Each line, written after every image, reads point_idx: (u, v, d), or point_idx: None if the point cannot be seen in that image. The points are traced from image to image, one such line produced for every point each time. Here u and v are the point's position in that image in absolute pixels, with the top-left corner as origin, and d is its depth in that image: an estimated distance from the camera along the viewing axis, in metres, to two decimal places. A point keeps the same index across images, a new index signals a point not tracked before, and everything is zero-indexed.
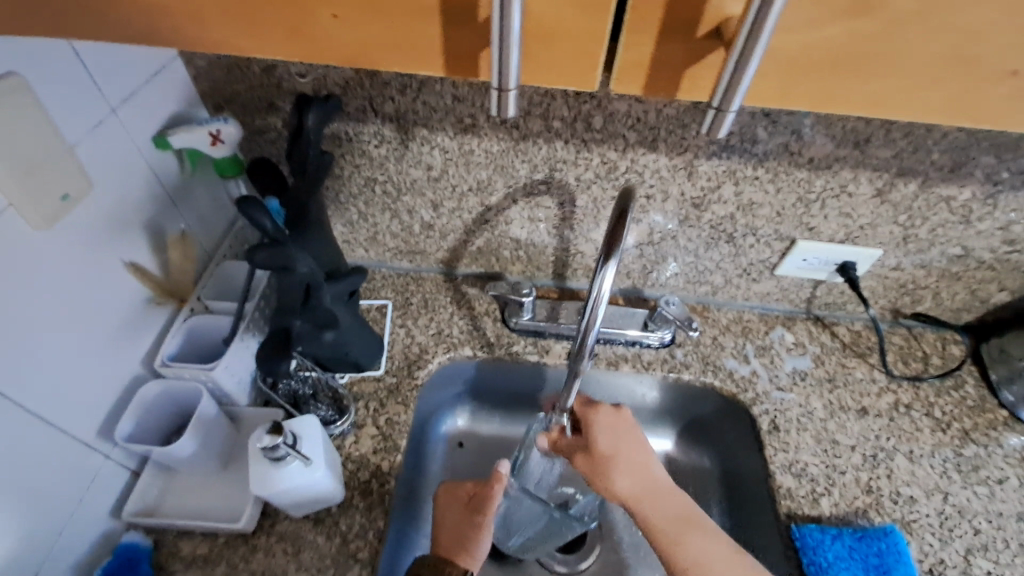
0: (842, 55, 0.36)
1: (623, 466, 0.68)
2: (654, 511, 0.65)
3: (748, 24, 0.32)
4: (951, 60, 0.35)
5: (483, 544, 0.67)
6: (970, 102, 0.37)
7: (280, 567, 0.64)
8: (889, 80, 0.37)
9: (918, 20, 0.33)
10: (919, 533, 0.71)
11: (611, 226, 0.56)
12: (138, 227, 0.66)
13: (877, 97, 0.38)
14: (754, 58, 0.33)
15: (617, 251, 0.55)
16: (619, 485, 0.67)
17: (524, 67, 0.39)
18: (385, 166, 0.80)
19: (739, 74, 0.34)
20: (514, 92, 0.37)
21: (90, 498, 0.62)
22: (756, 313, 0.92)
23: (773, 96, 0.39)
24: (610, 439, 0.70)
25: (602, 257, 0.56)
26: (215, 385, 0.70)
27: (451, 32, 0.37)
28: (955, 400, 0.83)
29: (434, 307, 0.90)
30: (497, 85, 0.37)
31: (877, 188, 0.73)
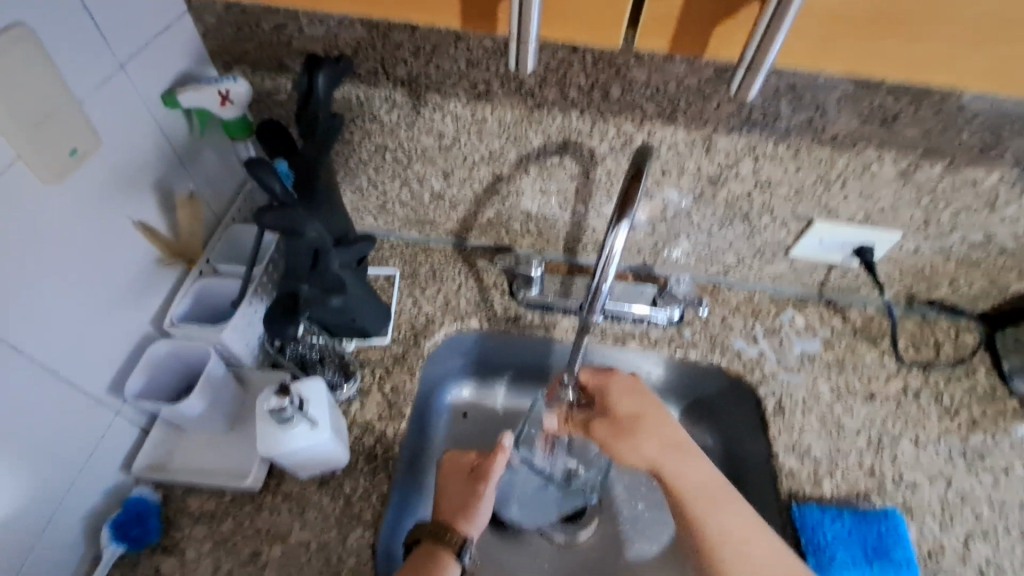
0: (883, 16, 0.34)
1: (642, 427, 0.70)
2: (680, 476, 0.66)
3: None
4: (1000, 20, 0.34)
5: (483, 513, 0.68)
6: (1010, 70, 0.36)
7: (285, 525, 0.66)
8: (930, 41, 0.36)
9: None
10: (920, 517, 0.71)
11: (627, 184, 0.56)
12: (147, 186, 0.65)
13: (916, 59, 0.37)
14: (788, 16, 0.32)
15: (631, 210, 0.55)
16: (640, 447, 0.69)
17: (547, 19, 0.38)
18: (395, 132, 0.78)
19: (774, 30, 0.33)
20: (535, 44, 0.36)
21: (100, 453, 0.63)
22: (767, 295, 0.91)
23: (808, 56, 0.38)
24: (629, 402, 0.72)
25: (615, 217, 0.55)
26: (223, 347, 0.70)
27: None
28: (965, 388, 0.82)
29: (442, 278, 0.90)
30: (517, 37, 0.36)
31: (901, 169, 0.71)
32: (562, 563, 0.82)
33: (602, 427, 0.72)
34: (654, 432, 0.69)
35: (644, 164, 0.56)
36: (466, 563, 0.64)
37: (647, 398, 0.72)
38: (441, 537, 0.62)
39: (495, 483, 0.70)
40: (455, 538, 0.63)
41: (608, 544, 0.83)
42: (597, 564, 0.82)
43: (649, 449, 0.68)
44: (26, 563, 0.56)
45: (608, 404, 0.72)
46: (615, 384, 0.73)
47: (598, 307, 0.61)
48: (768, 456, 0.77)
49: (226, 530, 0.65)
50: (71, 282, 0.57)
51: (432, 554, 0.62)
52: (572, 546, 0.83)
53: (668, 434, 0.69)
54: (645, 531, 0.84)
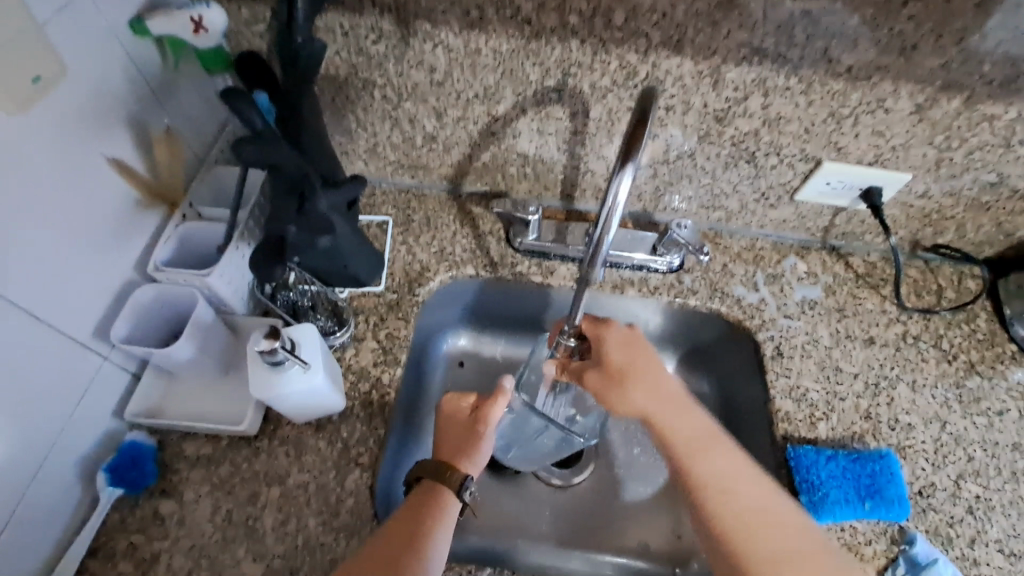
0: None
1: (637, 380, 0.68)
2: (668, 430, 0.64)
3: None
4: None
5: (482, 454, 0.68)
6: None
7: (283, 468, 0.66)
8: None
9: None
10: (913, 457, 0.71)
11: (631, 130, 0.52)
12: (121, 121, 0.61)
13: None
14: None
15: (636, 158, 0.51)
16: (634, 399, 0.67)
17: None
18: (384, 66, 0.73)
19: None
20: None
21: (90, 398, 0.62)
22: (769, 242, 0.89)
23: None
24: (625, 355, 0.69)
25: (620, 162, 0.52)
26: (211, 293, 0.67)
27: None
28: (965, 333, 0.82)
29: (437, 225, 0.88)
30: None
31: (917, 104, 0.67)
32: (558, 505, 0.83)
33: (593, 376, 0.69)
34: (645, 386, 0.67)
35: (648, 109, 0.51)
36: (468, 501, 0.64)
37: (643, 351, 0.70)
38: (442, 476, 0.63)
39: (494, 427, 0.70)
40: (455, 477, 0.63)
41: (604, 487, 0.85)
42: (593, 505, 0.83)
43: (637, 402, 0.67)
44: (21, 503, 0.56)
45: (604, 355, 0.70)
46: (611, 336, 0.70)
47: (599, 260, 0.58)
48: (765, 400, 0.77)
49: (224, 474, 0.65)
50: (43, 220, 0.54)
51: (433, 490, 0.62)
52: (567, 488, 0.84)
53: (661, 388, 0.67)
54: (640, 474, 0.85)
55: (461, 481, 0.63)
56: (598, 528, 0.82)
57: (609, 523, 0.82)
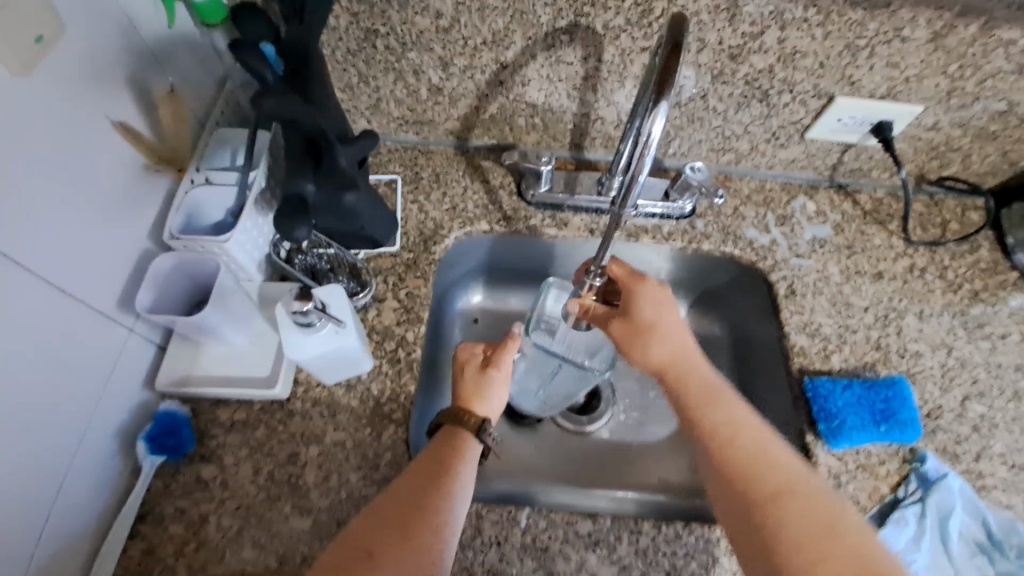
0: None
1: (660, 336, 0.67)
2: (683, 381, 0.64)
3: None
4: None
5: (497, 396, 0.69)
6: None
7: (318, 428, 0.67)
8: None
9: None
10: (922, 383, 0.75)
11: (664, 60, 0.51)
12: (121, 80, 0.58)
13: None
14: None
15: (669, 92, 0.50)
16: (654, 353, 0.66)
17: None
18: (388, 14, 0.70)
19: None
20: None
21: (120, 369, 0.62)
22: (778, 183, 0.90)
23: None
24: (653, 313, 0.68)
25: (654, 98, 0.51)
26: (230, 259, 0.66)
27: None
28: (969, 263, 0.84)
29: (446, 182, 0.87)
30: None
31: (934, 31, 0.66)
32: (577, 449, 0.86)
33: (616, 325, 0.69)
34: (675, 343, 0.66)
35: (681, 39, 0.51)
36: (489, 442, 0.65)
37: (670, 307, 0.69)
38: (460, 419, 0.64)
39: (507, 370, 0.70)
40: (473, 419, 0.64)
41: (620, 430, 0.88)
42: (610, 447, 0.86)
43: (661, 354, 0.66)
44: (69, 473, 0.57)
45: (632, 308, 0.68)
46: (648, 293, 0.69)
47: (631, 198, 0.58)
48: (780, 337, 0.79)
49: (260, 436, 0.66)
50: (56, 190, 0.52)
51: (452, 434, 0.63)
52: (582, 434, 0.87)
53: (681, 345, 0.66)
54: (654, 416, 0.88)
55: (478, 423, 0.64)
56: (617, 468, 0.85)
57: (628, 464, 0.85)
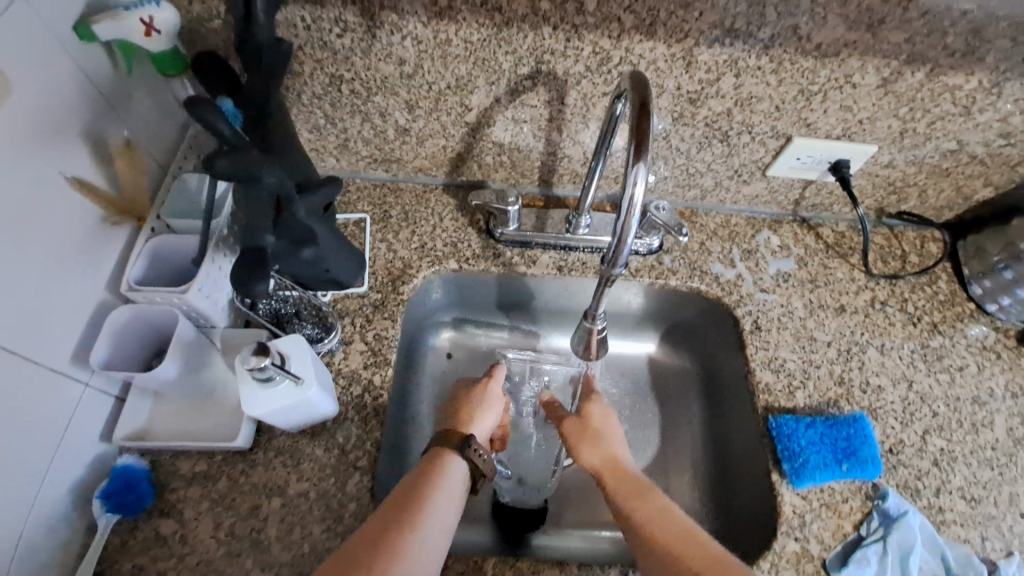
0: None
1: (600, 439, 0.67)
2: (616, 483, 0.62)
3: None
4: None
5: (484, 416, 0.70)
6: None
7: (281, 479, 0.66)
8: None
9: None
10: (884, 418, 0.76)
11: (635, 120, 0.52)
12: (75, 133, 0.57)
13: None
14: None
15: (647, 152, 0.51)
16: (596, 452, 0.66)
17: None
18: (350, 60, 0.70)
19: None
20: None
21: (74, 425, 0.61)
22: (743, 217, 0.91)
23: None
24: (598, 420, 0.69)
25: (632, 159, 0.51)
26: (190, 309, 0.66)
27: None
28: (927, 295, 0.86)
29: (415, 219, 0.87)
30: None
31: (883, 78, 0.68)
32: (553, 488, 0.85)
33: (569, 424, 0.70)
34: (614, 447, 0.66)
35: (648, 98, 0.53)
36: (480, 461, 0.64)
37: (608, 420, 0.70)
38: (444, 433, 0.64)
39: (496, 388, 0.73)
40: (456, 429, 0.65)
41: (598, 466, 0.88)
42: (586, 484, 0.86)
43: (600, 453, 0.66)
44: (21, 539, 0.55)
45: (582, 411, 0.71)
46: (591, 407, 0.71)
47: (621, 260, 0.56)
48: (745, 372, 0.80)
49: (222, 488, 0.65)
50: (4, 250, 0.51)
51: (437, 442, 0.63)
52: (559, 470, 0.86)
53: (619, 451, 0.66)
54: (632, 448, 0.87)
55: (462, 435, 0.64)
56: (592, 506, 0.85)
57: (603, 500, 0.85)
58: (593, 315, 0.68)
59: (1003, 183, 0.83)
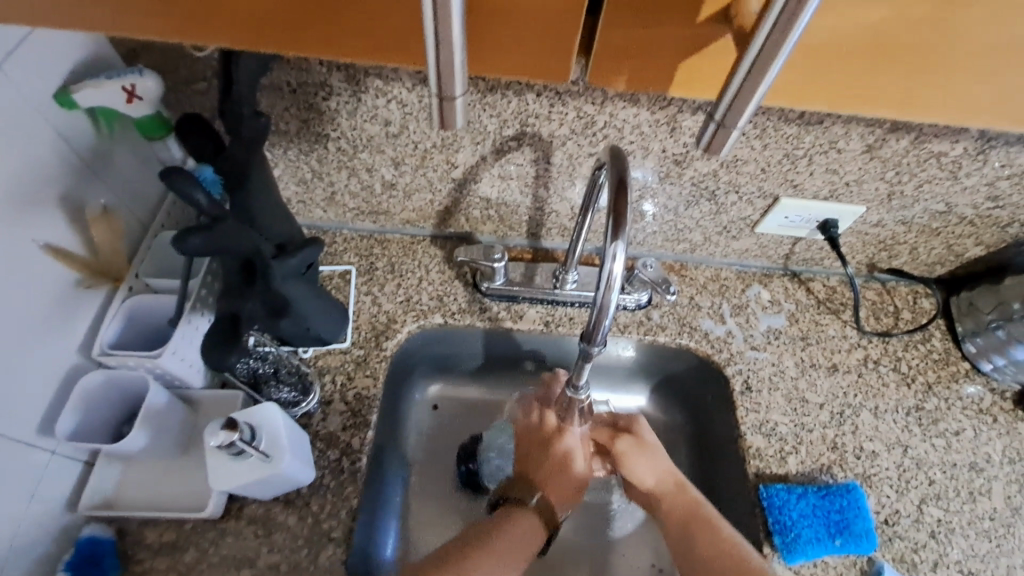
0: (805, 50, 0.48)
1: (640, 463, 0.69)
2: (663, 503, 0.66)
3: (735, 85, 0.38)
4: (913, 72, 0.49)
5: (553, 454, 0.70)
6: (925, 97, 0.52)
7: (252, 550, 0.64)
8: (878, 87, 0.51)
9: (866, 60, 0.49)
10: (878, 486, 0.74)
11: (611, 197, 0.52)
12: (52, 201, 0.57)
13: (851, 98, 0.52)
14: (755, 98, 0.38)
15: (625, 229, 0.51)
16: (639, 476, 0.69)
17: (542, 68, 0.51)
18: (336, 121, 0.71)
19: (753, 83, 0.37)
20: (459, 100, 0.41)
21: (39, 496, 0.59)
22: (733, 271, 0.90)
23: (788, 96, 0.53)
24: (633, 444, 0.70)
25: (610, 235, 0.51)
26: (164, 372, 0.64)
27: (535, 52, 0.50)
28: (921, 354, 0.85)
29: (402, 272, 0.86)
30: (438, 95, 0.40)
31: (867, 144, 0.68)
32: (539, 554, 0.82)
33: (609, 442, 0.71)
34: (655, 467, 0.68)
35: (625, 176, 0.52)
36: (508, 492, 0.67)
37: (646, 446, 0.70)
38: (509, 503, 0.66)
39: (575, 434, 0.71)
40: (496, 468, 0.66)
41: (584, 530, 0.84)
42: (570, 549, 0.82)
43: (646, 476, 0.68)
44: None
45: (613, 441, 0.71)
46: (620, 447, 0.70)
47: (600, 333, 0.57)
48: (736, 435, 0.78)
49: (190, 560, 0.63)
50: None
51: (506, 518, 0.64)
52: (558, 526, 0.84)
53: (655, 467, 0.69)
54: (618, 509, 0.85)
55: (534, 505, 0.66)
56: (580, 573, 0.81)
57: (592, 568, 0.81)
58: (577, 385, 0.65)
59: (994, 242, 0.82)
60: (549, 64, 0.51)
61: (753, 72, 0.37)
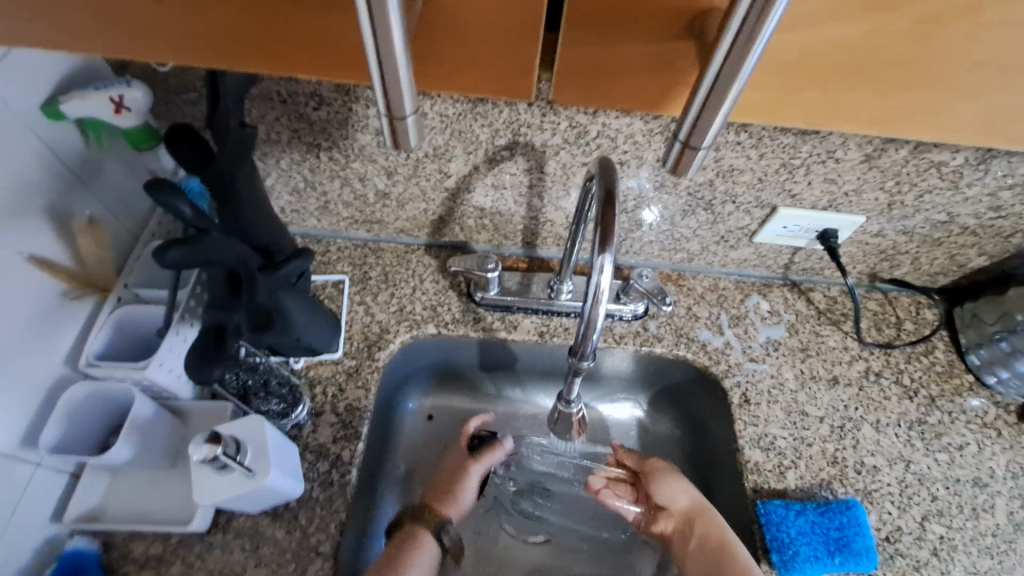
0: (781, 65, 0.47)
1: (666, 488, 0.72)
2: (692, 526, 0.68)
3: (702, 95, 0.36)
4: (886, 86, 0.48)
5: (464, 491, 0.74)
6: (897, 117, 0.51)
7: (238, 564, 0.63)
8: (850, 102, 0.50)
9: (839, 75, 0.47)
10: (879, 502, 0.72)
11: (601, 209, 0.51)
12: (35, 212, 0.57)
13: (817, 114, 0.51)
14: (723, 108, 0.36)
15: (614, 239, 0.50)
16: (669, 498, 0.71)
17: (508, 84, 0.51)
18: (328, 130, 0.70)
19: (719, 93, 0.36)
20: (411, 116, 0.39)
21: (22, 508, 0.58)
22: (731, 280, 0.89)
23: (761, 112, 0.51)
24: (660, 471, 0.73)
25: (598, 247, 0.50)
26: (151, 383, 0.64)
27: (504, 62, 0.49)
28: (924, 366, 0.83)
29: (395, 281, 0.85)
30: (386, 111, 0.39)
31: (866, 154, 0.67)
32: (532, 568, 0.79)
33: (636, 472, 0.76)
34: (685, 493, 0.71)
35: (614, 187, 0.52)
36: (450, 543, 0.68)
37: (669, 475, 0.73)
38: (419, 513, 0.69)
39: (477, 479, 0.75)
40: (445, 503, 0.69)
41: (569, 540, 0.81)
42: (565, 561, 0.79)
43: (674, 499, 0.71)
44: None
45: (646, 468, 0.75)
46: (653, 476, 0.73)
47: (587, 350, 0.57)
48: (733, 449, 0.76)
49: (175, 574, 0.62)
50: None
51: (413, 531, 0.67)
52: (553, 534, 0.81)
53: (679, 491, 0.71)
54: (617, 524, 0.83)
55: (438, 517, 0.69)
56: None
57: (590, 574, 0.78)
58: (568, 399, 0.69)
59: (998, 252, 0.81)
60: (516, 79, 0.51)
61: (722, 83, 0.35)
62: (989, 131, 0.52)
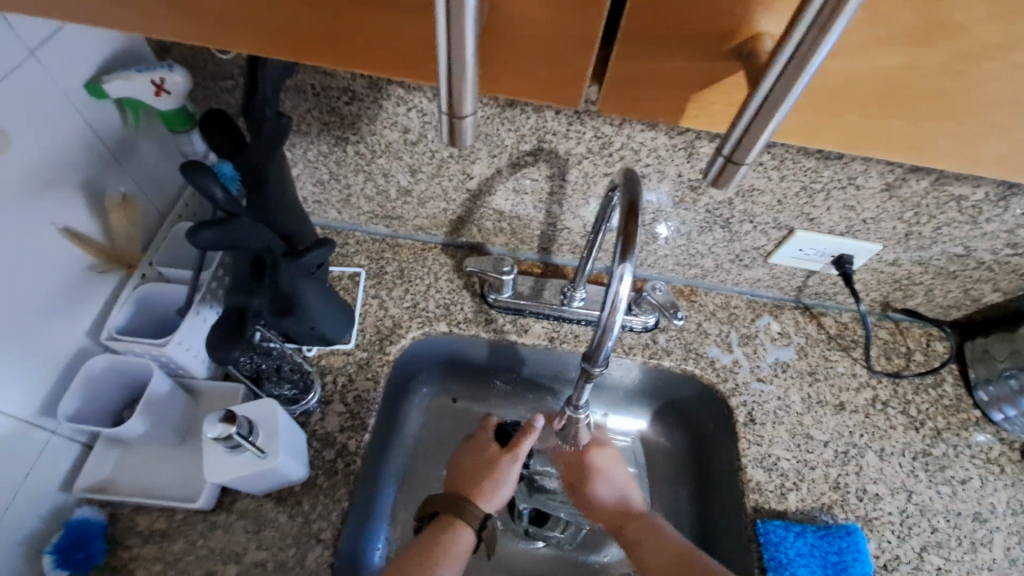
0: (816, 93, 0.48)
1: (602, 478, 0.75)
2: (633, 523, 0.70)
3: (752, 110, 0.37)
4: (920, 115, 0.48)
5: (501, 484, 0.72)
6: (930, 145, 0.51)
7: (240, 544, 0.63)
8: (883, 129, 0.50)
9: (880, 103, 0.48)
10: (879, 530, 0.72)
11: (623, 219, 0.52)
12: (72, 186, 0.59)
13: (851, 138, 0.51)
14: (771, 123, 0.37)
15: (634, 248, 0.51)
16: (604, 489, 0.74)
17: (549, 91, 0.52)
18: (357, 125, 0.72)
19: (771, 107, 0.36)
20: (471, 117, 0.40)
21: (35, 473, 0.59)
22: (743, 299, 0.90)
23: (796, 133, 0.52)
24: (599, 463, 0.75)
25: (618, 256, 0.51)
26: (168, 360, 0.65)
27: (542, 72, 0.50)
28: (932, 398, 0.83)
29: (411, 278, 0.86)
30: (449, 111, 0.40)
31: (886, 182, 0.67)
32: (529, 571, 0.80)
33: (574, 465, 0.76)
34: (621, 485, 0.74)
35: (637, 199, 0.52)
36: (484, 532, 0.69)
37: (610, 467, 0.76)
38: (457, 508, 0.68)
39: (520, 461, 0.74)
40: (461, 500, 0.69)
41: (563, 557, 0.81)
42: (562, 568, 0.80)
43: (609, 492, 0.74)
44: None
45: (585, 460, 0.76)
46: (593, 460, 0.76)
47: (602, 355, 0.57)
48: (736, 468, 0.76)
49: (177, 550, 0.62)
50: None
51: (449, 525, 0.66)
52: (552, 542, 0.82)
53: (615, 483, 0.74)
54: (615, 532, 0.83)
55: (479, 517, 0.68)
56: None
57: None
58: (576, 404, 0.69)
59: (1012, 289, 0.81)
60: (554, 87, 0.52)
61: (772, 101, 0.36)
62: (1017, 164, 0.52)
